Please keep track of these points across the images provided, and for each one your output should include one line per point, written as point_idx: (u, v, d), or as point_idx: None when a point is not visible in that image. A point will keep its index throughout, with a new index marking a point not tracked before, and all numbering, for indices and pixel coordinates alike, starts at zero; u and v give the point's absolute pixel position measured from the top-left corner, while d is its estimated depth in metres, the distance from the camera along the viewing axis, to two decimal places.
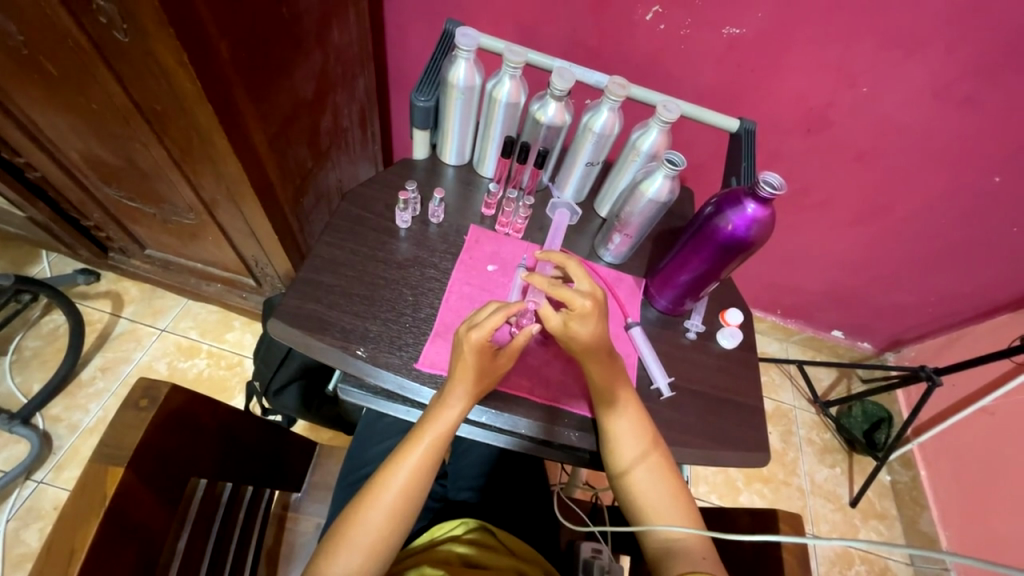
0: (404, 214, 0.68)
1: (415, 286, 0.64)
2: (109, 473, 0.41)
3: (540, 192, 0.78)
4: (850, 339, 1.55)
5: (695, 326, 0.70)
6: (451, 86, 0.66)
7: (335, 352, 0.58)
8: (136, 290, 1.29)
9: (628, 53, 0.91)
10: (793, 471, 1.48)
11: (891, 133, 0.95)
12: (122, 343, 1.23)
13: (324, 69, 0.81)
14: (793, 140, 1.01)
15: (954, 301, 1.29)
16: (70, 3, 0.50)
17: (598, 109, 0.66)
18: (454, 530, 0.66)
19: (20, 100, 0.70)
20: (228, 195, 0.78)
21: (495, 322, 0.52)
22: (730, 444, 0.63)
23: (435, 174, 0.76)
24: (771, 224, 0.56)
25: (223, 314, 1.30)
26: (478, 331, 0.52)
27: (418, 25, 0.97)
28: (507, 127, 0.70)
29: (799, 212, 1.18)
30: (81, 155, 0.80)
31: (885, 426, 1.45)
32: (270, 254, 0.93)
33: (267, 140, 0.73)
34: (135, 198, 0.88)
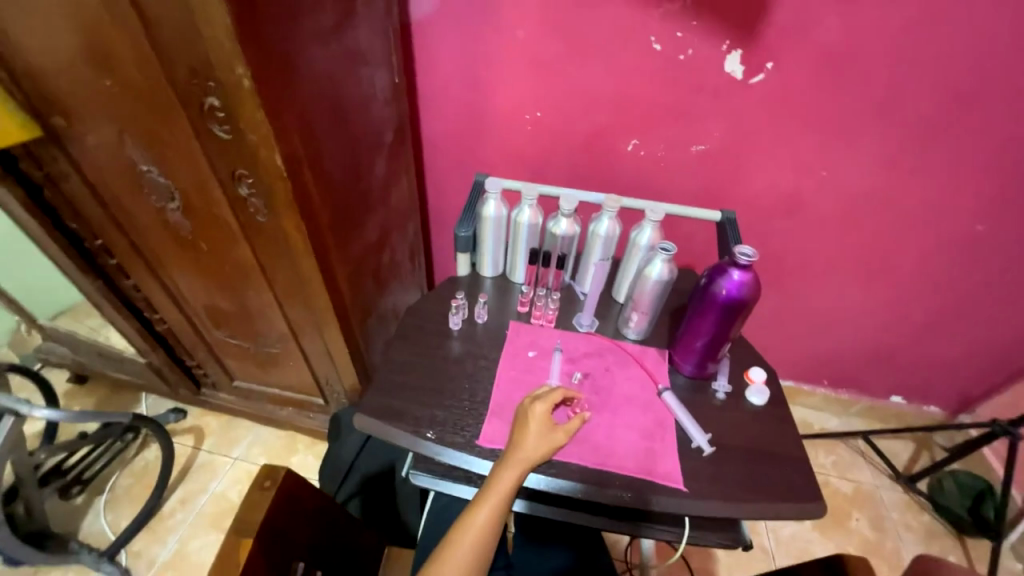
0: (456, 317, 0.84)
1: (470, 374, 0.76)
2: (240, 544, 0.50)
3: (565, 289, 0.93)
4: (912, 403, 1.49)
5: (723, 386, 0.77)
6: (485, 218, 0.86)
7: (408, 435, 0.68)
8: (215, 423, 1.44)
9: (620, 176, 1.14)
10: (898, 563, 1.32)
11: (862, 204, 1.10)
12: (200, 474, 1.33)
13: (385, 221, 1.05)
14: (778, 221, 1.16)
15: (1002, 347, 1.28)
16: (233, 202, 0.75)
17: (600, 218, 0.84)
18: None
19: (172, 271, 0.95)
20: (314, 323, 0.96)
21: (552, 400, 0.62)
22: (781, 495, 0.65)
23: (476, 284, 0.93)
24: (757, 285, 0.68)
25: (289, 438, 1.41)
26: (546, 398, 0.62)
27: (454, 180, 1.25)
28: (531, 242, 0.88)
29: (808, 281, 1.27)
30: (204, 306, 1.02)
31: (989, 499, 1.33)
32: (340, 371, 1.09)
33: (347, 277, 0.94)
34: (237, 335, 1.08)
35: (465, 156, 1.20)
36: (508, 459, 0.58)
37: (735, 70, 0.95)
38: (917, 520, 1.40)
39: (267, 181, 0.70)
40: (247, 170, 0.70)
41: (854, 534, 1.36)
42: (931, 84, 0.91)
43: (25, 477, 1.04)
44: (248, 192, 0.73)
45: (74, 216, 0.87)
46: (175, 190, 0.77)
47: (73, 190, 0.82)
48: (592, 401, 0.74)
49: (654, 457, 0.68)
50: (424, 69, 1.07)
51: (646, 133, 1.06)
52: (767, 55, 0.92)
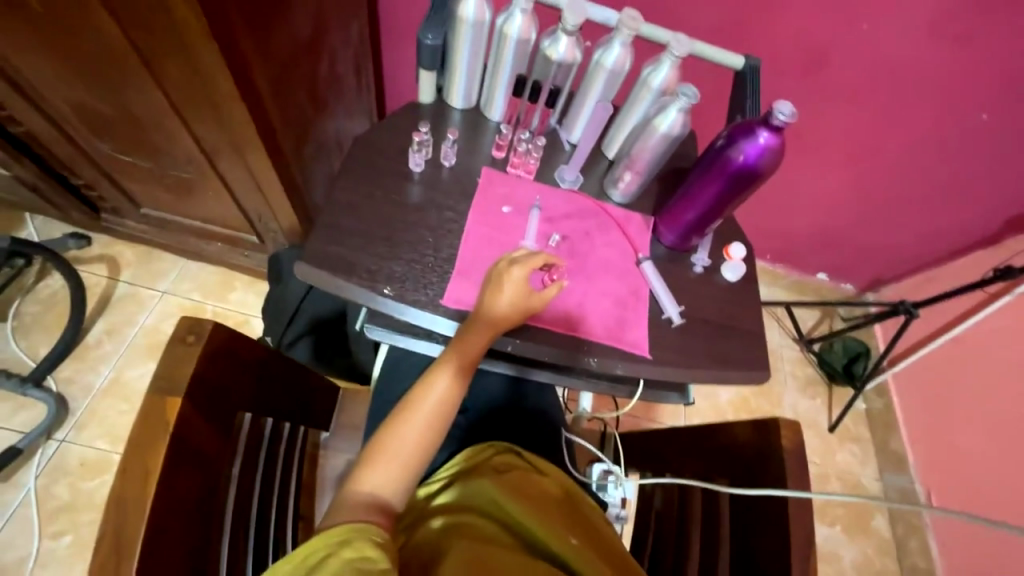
0: (418, 155, 0.69)
1: (434, 228, 0.66)
2: (167, 403, 0.43)
3: (549, 135, 0.78)
4: (834, 281, 1.63)
5: (701, 261, 0.74)
6: (460, 21, 0.64)
7: (362, 291, 0.60)
8: (130, 253, 1.26)
9: None
10: (779, 403, 1.62)
11: (887, 69, 0.97)
12: (124, 307, 1.22)
13: (319, 7, 0.77)
14: (792, 79, 1.01)
15: (935, 238, 1.37)
16: None
17: (610, 44, 0.66)
18: (463, 466, 0.69)
19: (4, 46, 0.67)
20: (230, 142, 0.75)
21: (527, 267, 0.55)
22: (732, 365, 0.68)
23: (442, 116, 0.75)
24: (780, 154, 0.58)
25: (224, 275, 1.28)
26: (522, 264, 0.54)
27: None
28: (517, 66, 0.69)
29: (795, 154, 1.20)
30: (71, 106, 0.77)
31: (863, 359, 1.59)
32: (275, 208, 0.93)
33: (270, 84, 0.71)
34: (128, 151, 0.85)
35: None
36: (477, 324, 0.55)
37: None
38: (803, 372, 1.67)
39: None
40: None
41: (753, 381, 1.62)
42: None
43: None
44: None
45: None
46: None
47: None
48: (569, 268, 0.68)
49: (624, 326, 0.67)
50: None
51: None
52: None
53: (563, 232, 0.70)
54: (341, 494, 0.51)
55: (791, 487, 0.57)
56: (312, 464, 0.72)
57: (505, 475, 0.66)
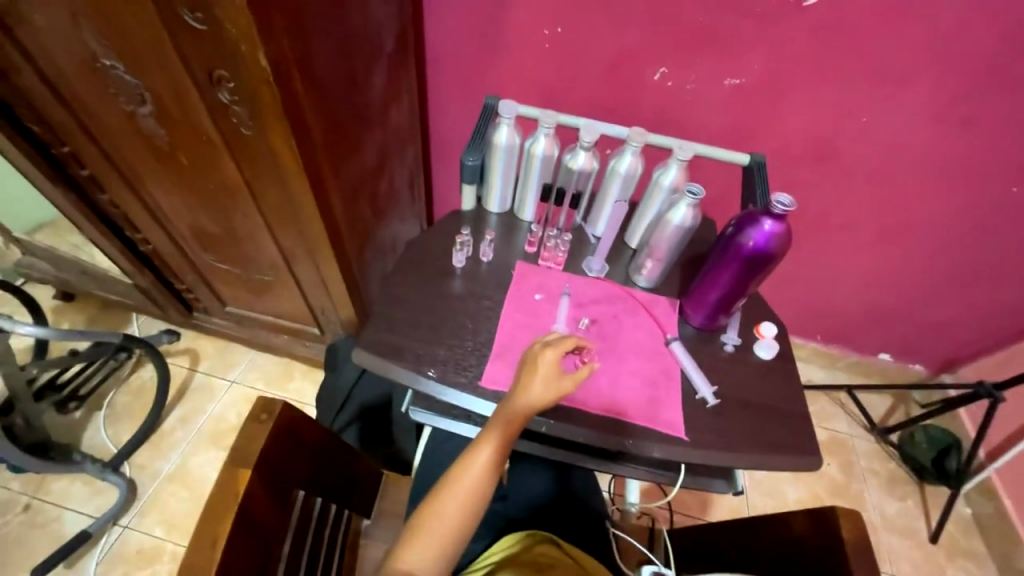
0: (460, 254, 0.79)
1: (473, 315, 0.73)
2: (238, 475, 0.49)
3: (575, 231, 0.87)
4: (898, 361, 1.51)
5: (731, 340, 0.75)
6: (495, 146, 0.78)
7: (409, 373, 0.66)
8: (210, 346, 1.43)
9: (641, 108, 1.04)
10: (860, 504, 1.42)
11: (897, 155, 1.02)
12: (198, 395, 1.35)
13: (384, 143, 0.96)
14: (805, 169, 1.09)
15: (1001, 312, 1.28)
16: (214, 111, 0.66)
17: (622, 155, 0.77)
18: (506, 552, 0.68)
19: (153, 187, 0.88)
20: (307, 250, 0.90)
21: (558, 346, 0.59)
22: (778, 449, 0.66)
23: (481, 220, 0.87)
24: (788, 238, 0.63)
25: (285, 364, 1.41)
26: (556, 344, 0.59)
27: (460, 101, 1.13)
28: (544, 176, 0.82)
29: (823, 235, 1.23)
30: (190, 227, 0.96)
31: (954, 453, 1.42)
32: (336, 302, 1.05)
33: (343, 203, 0.87)
34: (226, 260, 1.03)
35: (472, 75, 1.08)
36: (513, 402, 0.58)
37: None
38: (883, 466, 1.49)
39: (252, 88, 0.61)
40: (228, 74, 0.60)
41: (824, 477, 1.45)
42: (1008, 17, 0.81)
43: (20, 391, 1.04)
44: (229, 99, 0.63)
45: (34, 116, 0.78)
46: (147, 93, 0.68)
47: (30, 87, 0.73)
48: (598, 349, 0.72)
49: (656, 405, 0.67)
50: None
51: (678, 58, 0.95)
52: None
53: (592, 317, 0.75)
54: (380, 575, 0.52)
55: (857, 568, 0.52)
56: (352, 552, 0.73)
57: (548, 573, 0.63)
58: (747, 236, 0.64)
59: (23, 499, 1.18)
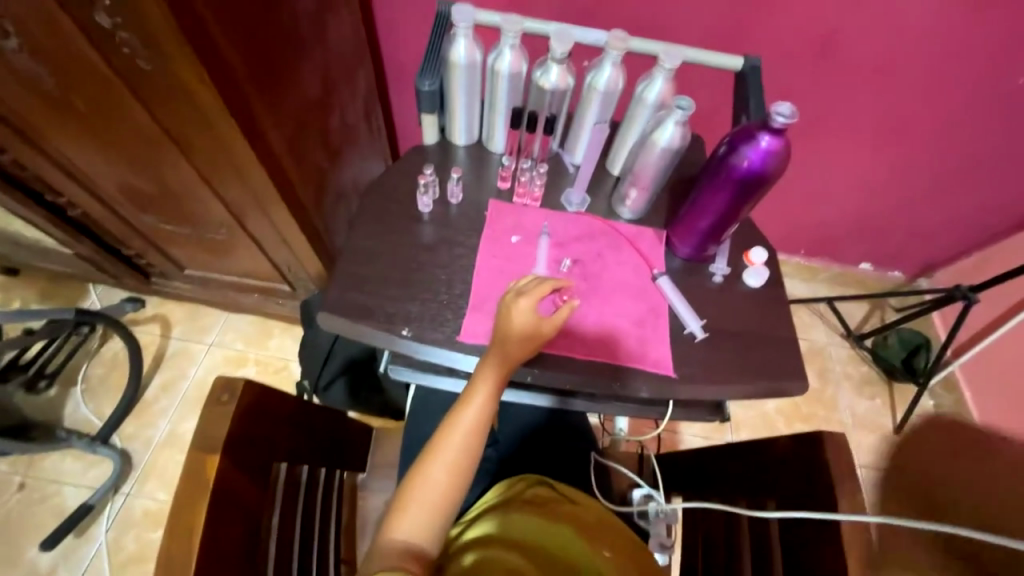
0: (426, 197, 0.71)
1: (446, 265, 0.67)
2: (206, 463, 0.46)
3: (552, 159, 0.79)
4: (879, 269, 1.52)
5: (721, 269, 0.72)
6: (453, 65, 0.67)
7: (382, 334, 0.62)
8: (180, 311, 1.36)
9: (621, 7, 0.90)
10: (834, 406, 1.51)
11: (903, 48, 0.92)
12: (176, 362, 1.31)
13: (326, 69, 0.82)
14: (801, 70, 0.99)
15: (987, 214, 1.27)
16: (98, 40, 0.53)
17: (600, 67, 0.67)
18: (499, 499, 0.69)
19: (60, 143, 0.75)
20: (255, 203, 0.81)
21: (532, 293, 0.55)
22: (767, 377, 0.65)
23: (447, 156, 0.78)
24: (786, 157, 0.57)
25: (262, 323, 1.36)
26: (529, 291, 0.55)
27: (410, 10, 0.97)
28: (513, 99, 0.71)
29: (815, 145, 1.16)
30: (119, 187, 0.85)
31: (924, 352, 1.48)
32: (301, 258, 0.98)
33: (286, 146, 0.76)
34: (171, 221, 0.93)
35: None
36: (494, 357, 0.55)
37: None
38: (857, 370, 1.56)
39: (135, 4, 0.48)
40: None
41: None
42: None
43: None
44: (112, 24, 0.51)
45: None
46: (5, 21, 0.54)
47: None
48: (582, 290, 0.68)
49: (645, 344, 0.65)
50: None
51: None
52: None
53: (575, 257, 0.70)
54: (377, 541, 0.52)
55: (844, 507, 0.52)
56: (350, 506, 0.74)
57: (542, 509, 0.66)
58: (742, 156, 0.57)
59: (17, 478, 1.17)
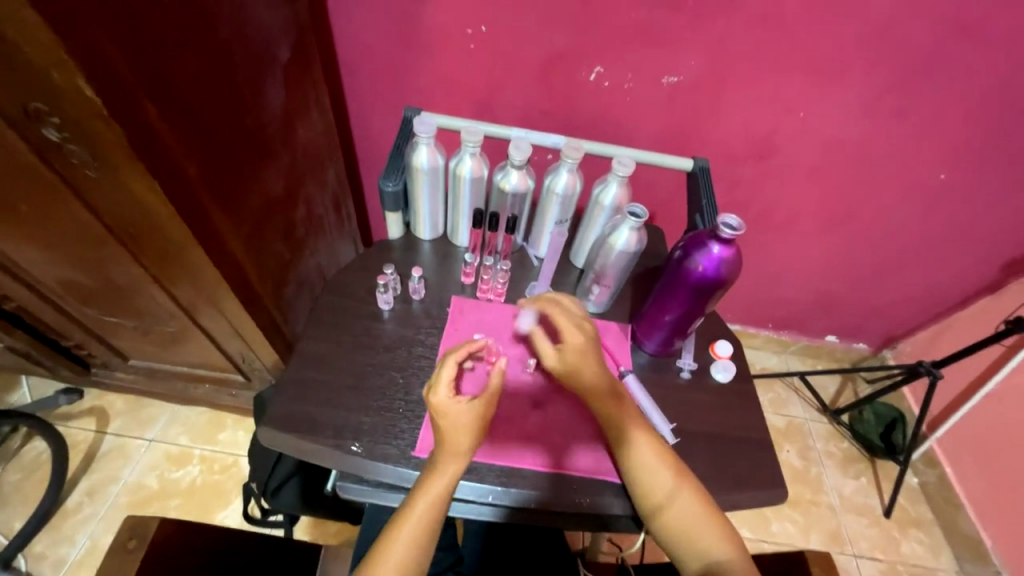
0: (386, 296, 0.69)
1: (404, 368, 0.64)
2: None
3: (517, 253, 0.80)
4: (844, 342, 1.56)
5: (688, 364, 0.70)
6: (416, 170, 0.69)
7: (329, 452, 0.57)
8: (121, 402, 1.25)
9: (579, 111, 0.97)
10: (820, 488, 1.46)
11: (834, 149, 1.02)
12: (109, 462, 1.17)
13: (294, 166, 0.84)
14: (748, 166, 1.06)
15: (935, 292, 1.33)
16: (43, 151, 0.52)
17: (558, 172, 0.70)
18: None
19: None
20: (206, 297, 0.77)
21: (450, 375, 0.54)
22: (744, 484, 0.61)
23: (411, 250, 0.78)
24: (738, 262, 0.58)
25: (214, 414, 1.26)
26: (444, 372, 0.54)
27: (382, 109, 1.02)
28: (475, 200, 0.73)
29: (769, 230, 1.22)
30: (60, 282, 0.80)
31: (900, 427, 1.48)
32: (256, 349, 0.92)
33: (244, 242, 0.74)
34: (115, 314, 0.87)
35: (392, 81, 0.97)
36: (449, 443, 0.54)
37: None
38: (838, 447, 1.53)
39: (85, 122, 0.48)
40: (47, 106, 0.47)
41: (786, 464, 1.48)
42: (935, 8, 0.79)
43: None
44: (60, 137, 0.50)
45: None
46: None
47: None
48: (546, 391, 0.65)
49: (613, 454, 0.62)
50: None
51: (613, 58, 0.89)
52: None
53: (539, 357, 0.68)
54: None
55: None
56: None
57: None
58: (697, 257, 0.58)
59: None
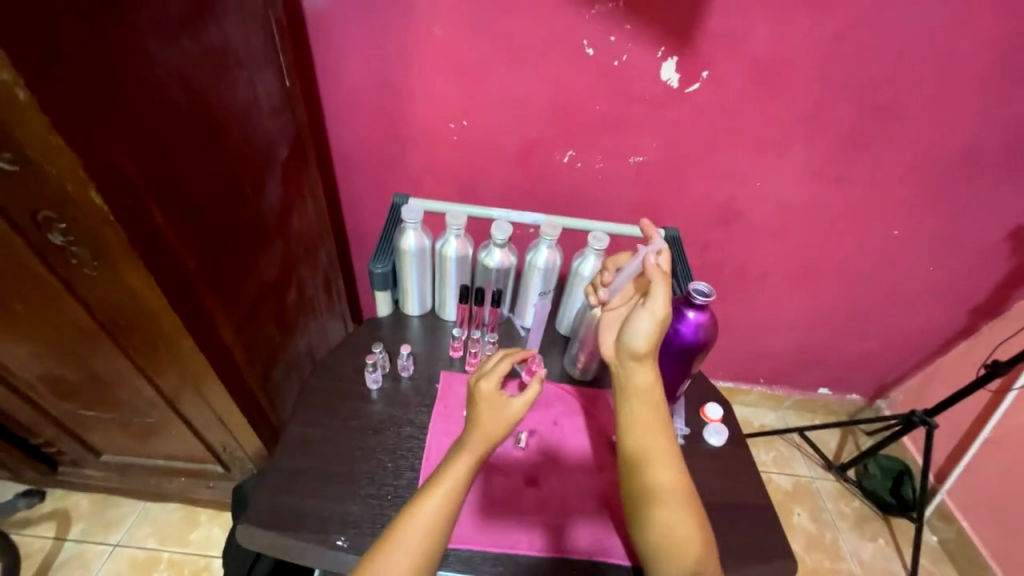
0: (374, 374, 0.69)
1: (393, 450, 0.63)
2: None
3: (504, 324, 0.82)
4: (836, 394, 1.56)
5: (680, 430, 0.70)
6: (405, 252, 0.73)
7: (313, 548, 0.53)
8: (87, 502, 1.16)
9: (555, 188, 1.05)
10: (837, 554, 1.37)
11: (793, 213, 1.10)
12: (65, 574, 1.07)
13: (287, 251, 0.87)
14: (716, 231, 1.14)
15: (912, 339, 1.37)
16: (45, 254, 0.54)
17: (538, 248, 0.74)
18: None
19: None
20: (189, 385, 0.76)
21: (505, 367, 0.54)
22: (751, 557, 0.59)
23: (400, 327, 0.79)
24: (714, 326, 0.61)
25: (187, 510, 1.17)
26: (499, 364, 0.54)
27: (372, 194, 1.09)
28: (461, 276, 0.77)
29: (745, 288, 1.27)
30: (39, 376, 0.79)
31: (907, 480, 1.44)
32: (238, 436, 0.89)
33: (234, 328, 0.75)
34: (92, 406, 0.85)
35: (381, 170, 1.05)
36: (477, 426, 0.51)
37: (671, 79, 0.89)
38: (849, 506, 1.47)
39: (90, 226, 0.51)
40: (56, 214, 0.50)
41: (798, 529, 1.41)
42: (857, 94, 0.91)
43: None
44: (65, 240, 0.53)
45: None
46: None
47: None
48: (540, 467, 0.64)
49: (611, 533, 0.59)
50: (327, 70, 0.91)
51: (583, 143, 0.98)
52: (702, 63, 0.88)
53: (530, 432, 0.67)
54: None
55: None
56: None
57: None
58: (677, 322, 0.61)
59: None
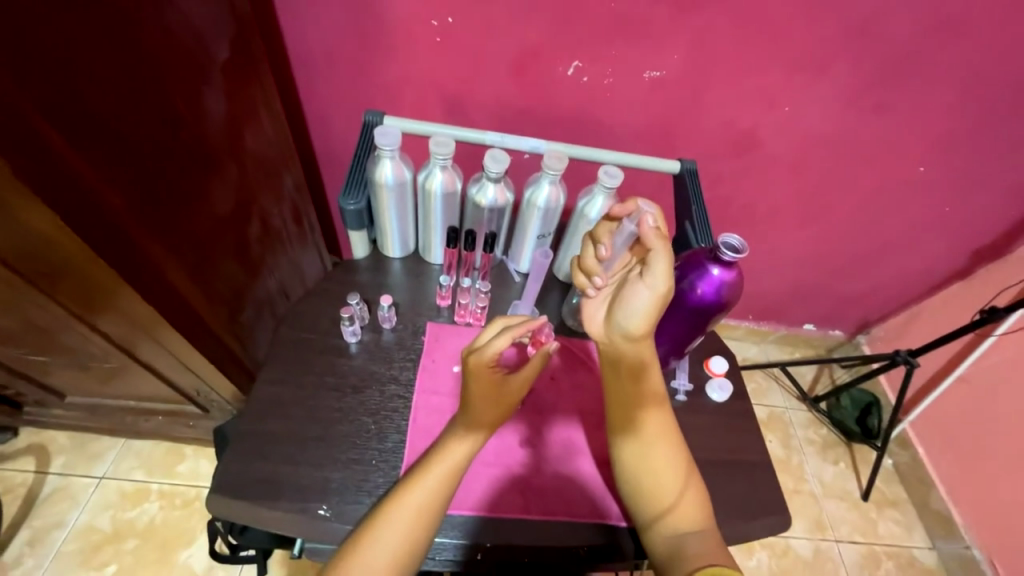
0: (352, 328, 0.62)
1: (375, 410, 0.57)
2: None
3: (496, 268, 0.74)
4: (822, 331, 1.57)
5: (683, 386, 0.66)
6: (381, 186, 0.61)
7: (293, 518, 0.50)
8: (65, 437, 1.13)
9: (556, 108, 0.90)
10: (802, 476, 1.48)
11: (817, 144, 0.99)
12: (53, 505, 1.07)
13: (243, 179, 0.74)
14: (731, 163, 1.02)
15: (909, 280, 1.34)
16: None
17: (539, 184, 0.63)
18: None
19: None
20: (143, 334, 0.68)
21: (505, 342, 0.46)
22: (746, 513, 0.58)
23: (380, 271, 0.70)
24: (739, 283, 0.54)
25: (171, 444, 1.15)
26: (499, 341, 0.46)
27: (340, 108, 0.92)
28: (449, 215, 0.66)
29: (751, 226, 1.19)
30: None
31: (874, 411, 1.50)
32: (210, 380, 0.83)
33: (187, 271, 0.65)
34: (39, 352, 0.76)
35: (349, 77, 0.87)
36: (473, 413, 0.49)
37: None
38: (818, 434, 1.56)
39: None
40: None
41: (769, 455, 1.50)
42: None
43: None
44: None
45: None
46: None
47: None
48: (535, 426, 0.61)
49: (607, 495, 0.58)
50: None
51: (592, 52, 0.82)
52: None
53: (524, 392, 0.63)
54: None
55: None
56: None
57: None
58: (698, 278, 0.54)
59: None
